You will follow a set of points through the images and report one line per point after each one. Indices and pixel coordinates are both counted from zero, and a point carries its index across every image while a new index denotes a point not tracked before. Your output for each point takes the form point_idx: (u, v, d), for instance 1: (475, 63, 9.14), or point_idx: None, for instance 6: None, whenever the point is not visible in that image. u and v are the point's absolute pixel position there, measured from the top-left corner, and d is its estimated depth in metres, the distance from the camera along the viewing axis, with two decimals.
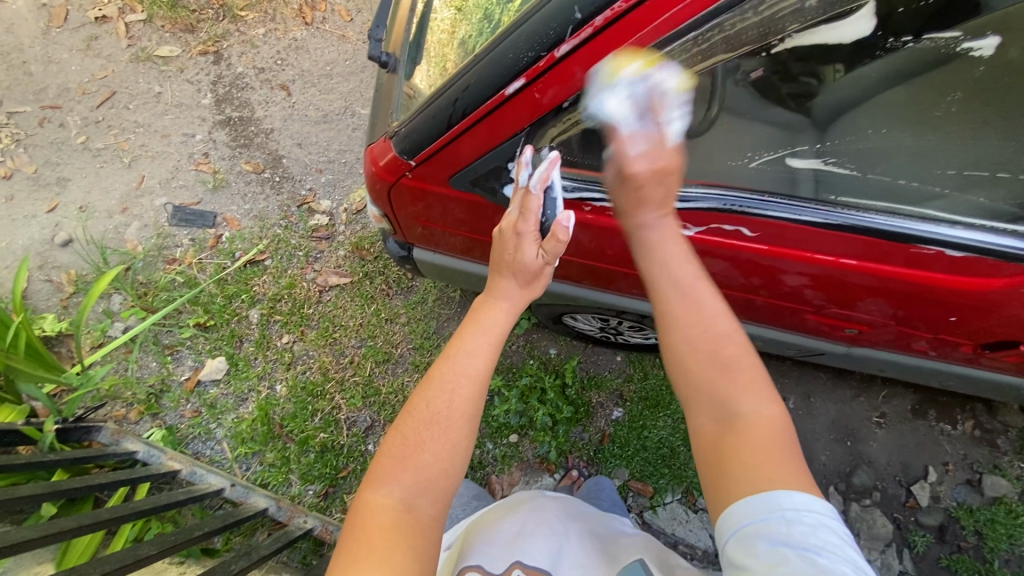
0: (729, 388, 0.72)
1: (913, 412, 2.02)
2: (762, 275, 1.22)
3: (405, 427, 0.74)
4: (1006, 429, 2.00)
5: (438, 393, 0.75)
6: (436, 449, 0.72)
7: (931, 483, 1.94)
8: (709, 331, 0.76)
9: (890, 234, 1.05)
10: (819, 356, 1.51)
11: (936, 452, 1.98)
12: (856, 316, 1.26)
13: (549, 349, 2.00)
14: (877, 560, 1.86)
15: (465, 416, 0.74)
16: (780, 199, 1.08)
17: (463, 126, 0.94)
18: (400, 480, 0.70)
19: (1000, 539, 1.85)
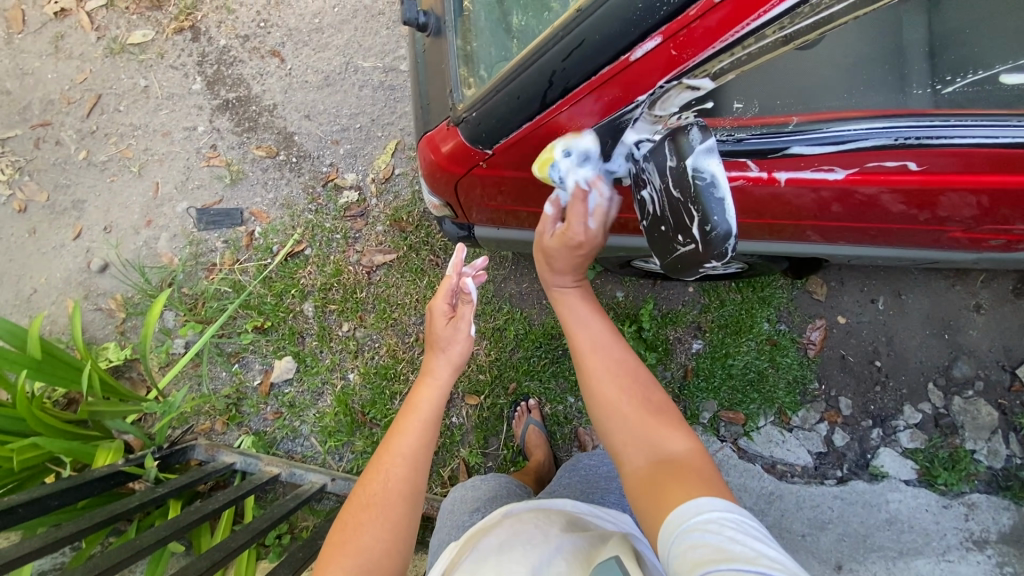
0: (657, 427, 0.82)
1: (1016, 292, 1.88)
2: (836, 193, 1.03)
3: (350, 512, 0.87)
4: None
5: (377, 477, 0.90)
6: (383, 528, 0.85)
7: None
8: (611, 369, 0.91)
9: None
10: (937, 262, 1.37)
11: None
12: (1011, 228, 1.12)
13: (615, 293, 1.90)
14: (983, 449, 1.79)
15: (401, 494, 0.89)
16: (969, 122, 0.89)
17: (563, 104, 0.78)
18: (344, 561, 0.80)
19: None
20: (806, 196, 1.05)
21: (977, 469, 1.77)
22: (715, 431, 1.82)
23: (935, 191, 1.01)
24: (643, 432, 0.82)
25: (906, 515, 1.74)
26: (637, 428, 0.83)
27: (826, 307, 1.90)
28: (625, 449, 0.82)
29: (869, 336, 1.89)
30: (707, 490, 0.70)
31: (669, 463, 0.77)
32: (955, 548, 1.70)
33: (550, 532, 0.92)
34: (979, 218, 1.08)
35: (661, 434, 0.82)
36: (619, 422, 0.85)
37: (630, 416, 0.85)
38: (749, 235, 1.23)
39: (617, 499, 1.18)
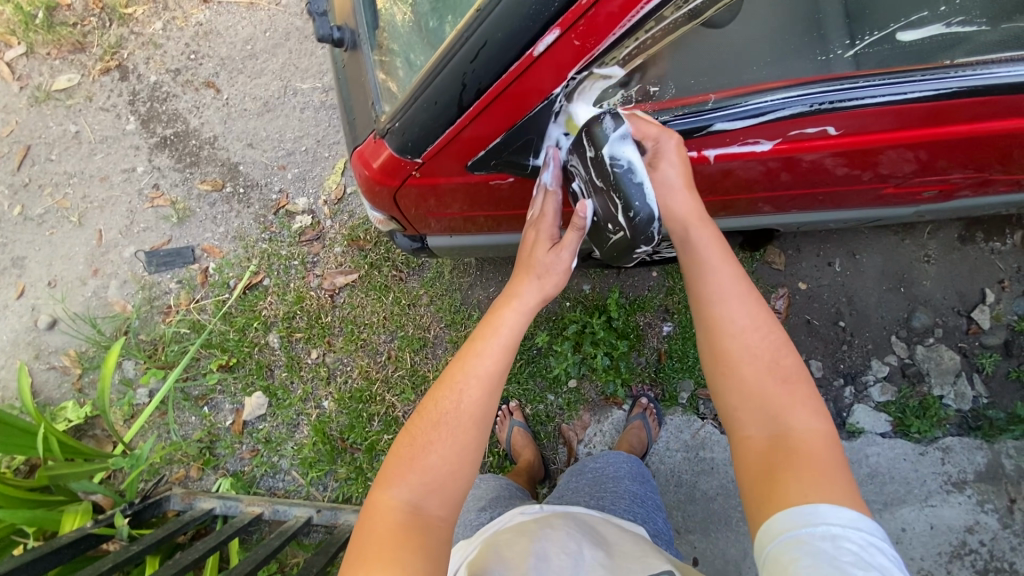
0: (784, 398, 0.71)
1: (961, 240, 1.96)
2: (782, 162, 1.05)
3: (416, 426, 0.77)
4: None
5: (446, 393, 0.77)
6: (446, 455, 0.74)
7: (990, 304, 1.91)
8: (743, 322, 0.75)
9: (1011, 89, 0.92)
10: (883, 220, 1.40)
11: (990, 271, 1.94)
12: (941, 178, 1.16)
13: (582, 286, 1.91)
14: (950, 394, 1.86)
15: (474, 419, 0.75)
16: (877, 82, 0.92)
17: (480, 105, 0.79)
18: (407, 480, 0.73)
19: None
20: (759, 166, 1.06)
21: (947, 413, 1.83)
22: (695, 410, 1.82)
23: (861, 152, 1.04)
24: (776, 407, 0.70)
25: (886, 467, 1.79)
26: (761, 399, 0.71)
27: (786, 276, 1.95)
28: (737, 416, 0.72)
29: (830, 298, 1.94)
30: (824, 483, 0.63)
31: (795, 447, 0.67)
32: (936, 493, 1.75)
33: (583, 537, 0.89)
34: (910, 171, 1.11)
35: (793, 412, 0.70)
36: (733, 391, 0.73)
37: (755, 382, 0.72)
38: None
39: (627, 505, 1.15)
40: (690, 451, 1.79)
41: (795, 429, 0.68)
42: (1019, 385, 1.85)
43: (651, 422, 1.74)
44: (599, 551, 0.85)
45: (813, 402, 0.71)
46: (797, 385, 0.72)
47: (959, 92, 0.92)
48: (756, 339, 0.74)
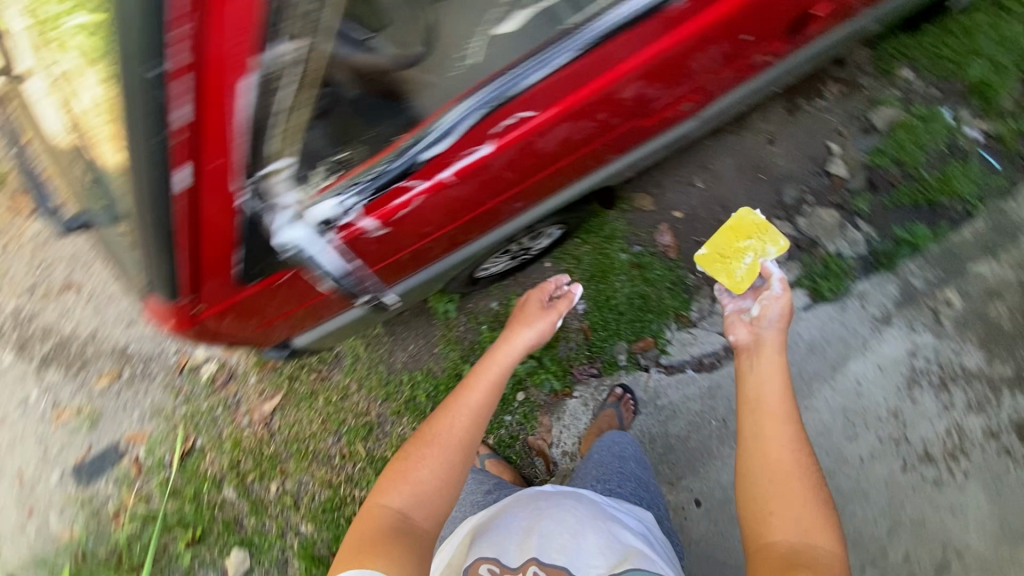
0: (813, 520, 0.94)
1: (790, 112, 2.13)
2: (516, 154, 1.11)
3: (416, 450, 1.07)
4: (859, 67, 2.18)
5: (443, 427, 1.10)
6: (429, 479, 1.04)
7: (838, 155, 2.09)
8: (783, 443, 1.03)
9: (649, 11, 0.99)
10: (670, 145, 1.48)
11: (826, 127, 2.12)
12: (674, 95, 1.24)
13: (490, 304, 1.94)
14: (844, 244, 1.98)
15: (460, 447, 1.08)
16: (532, 60, 0.98)
17: (185, 234, 0.88)
18: (400, 490, 1.02)
19: (914, 155, 2.06)
20: (528, 150, 1.12)
21: (850, 264, 1.95)
22: (637, 365, 1.92)
23: (575, 114, 1.11)
24: (792, 500, 0.97)
25: (823, 337, 1.88)
26: (796, 508, 0.96)
27: (659, 212, 2.05)
28: (771, 517, 0.96)
29: (707, 212, 2.05)
30: None
31: (803, 554, 0.91)
32: (871, 336, 1.86)
33: (583, 518, 1.13)
34: (637, 104, 1.19)
35: (800, 506, 0.96)
36: (760, 474, 1.01)
37: (792, 493, 0.97)
38: (497, 222, 1.33)
39: (632, 488, 1.45)
40: (649, 404, 1.87)
41: (818, 543, 0.92)
42: (895, 210, 2.02)
43: (624, 411, 1.83)
44: (603, 540, 1.07)
45: (819, 499, 0.97)
46: (816, 491, 0.98)
47: (642, 13, 0.99)
48: (781, 445, 1.03)
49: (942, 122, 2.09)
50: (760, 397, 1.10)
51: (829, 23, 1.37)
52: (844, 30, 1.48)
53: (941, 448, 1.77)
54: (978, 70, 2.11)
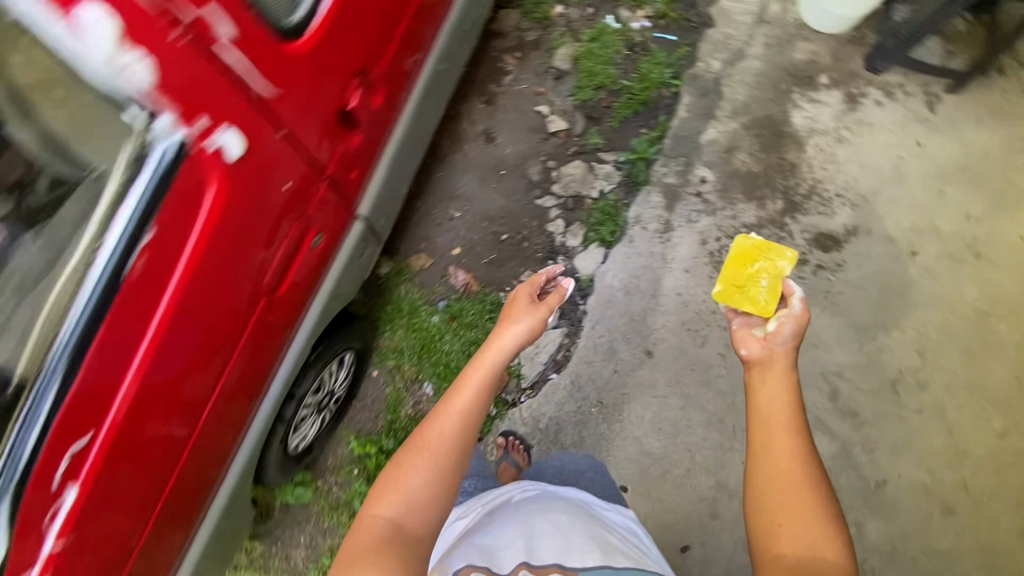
0: (817, 533, 0.96)
1: (489, 101, 2.20)
2: (121, 461, 1.05)
3: (407, 458, 1.06)
4: (519, 28, 2.25)
5: (431, 428, 1.09)
6: (422, 495, 1.03)
7: (549, 112, 2.18)
8: (790, 456, 1.04)
9: (103, 301, 0.89)
10: (331, 274, 1.40)
11: (526, 96, 2.20)
12: (260, 279, 1.16)
13: (345, 447, 1.86)
14: (599, 184, 2.08)
15: (451, 452, 1.07)
16: (24, 421, 0.89)
17: None
18: (394, 499, 1.02)
19: (605, 75, 2.18)
20: (227, 312, 1.12)
21: (614, 198, 2.05)
22: (506, 405, 1.88)
23: (147, 393, 1.03)
24: (801, 505, 0.99)
25: (630, 277, 1.95)
26: (804, 524, 0.97)
27: (439, 259, 2.04)
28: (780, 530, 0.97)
29: (478, 232, 2.08)
30: None
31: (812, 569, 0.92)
32: (666, 247, 1.95)
33: (576, 525, 1.16)
34: (220, 323, 1.11)
35: (806, 514, 0.98)
36: (772, 487, 1.02)
37: (796, 507, 0.99)
38: (205, 464, 1.28)
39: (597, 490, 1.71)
40: (538, 431, 1.85)
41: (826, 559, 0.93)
42: (619, 128, 2.14)
43: (517, 454, 1.81)
44: (588, 541, 1.11)
45: (824, 502, 1.00)
46: (817, 492, 1.01)
47: (103, 294, 0.89)
48: (788, 451, 1.04)
49: (612, 33, 2.22)
50: (768, 415, 1.10)
51: (400, 71, 1.46)
52: (421, 81, 1.61)
53: None
54: None
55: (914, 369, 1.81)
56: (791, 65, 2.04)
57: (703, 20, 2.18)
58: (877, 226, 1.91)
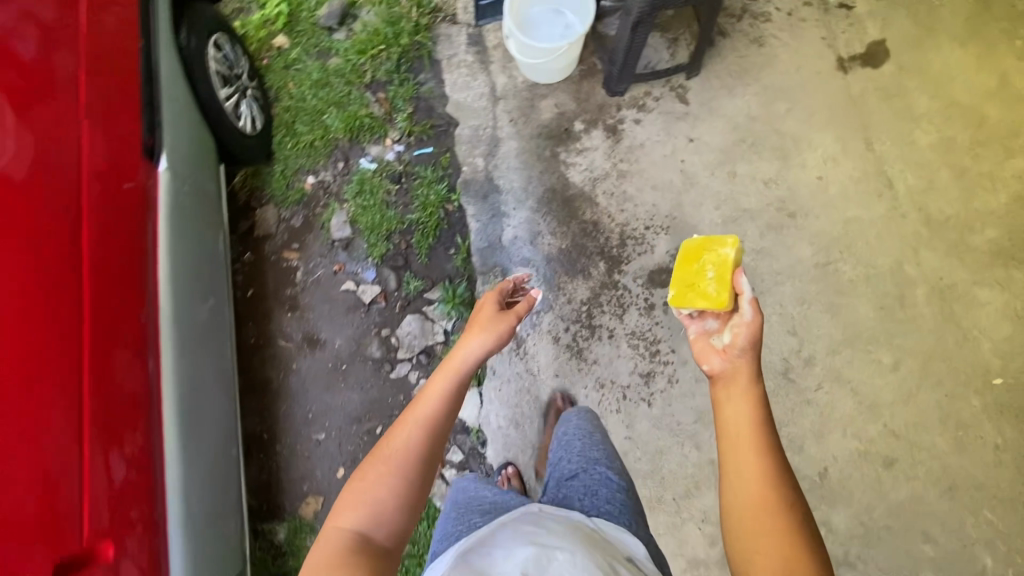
0: (798, 571, 0.81)
1: (292, 305, 2.04)
2: None
3: (370, 471, 0.96)
4: (281, 218, 2.10)
5: (397, 437, 0.98)
6: (386, 507, 0.93)
7: (356, 283, 2.06)
8: (764, 486, 0.88)
9: None
10: None
11: (324, 280, 2.06)
12: None
13: None
14: (438, 329, 2.00)
15: (421, 458, 0.97)
16: None
17: None
18: (354, 514, 0.92)
19: (388, 222, 2.09)
20: None
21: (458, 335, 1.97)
22: None
23: None
24: (774, 546, 0.83)
25: (512, 408, 1.86)
26: (781, 566, 0.82)
27: (329, 490, 1.90)
28: (751, 574, 0.83)
29: (351, 440, 1.94)
30: None
31: None
32: (527, 363, 1.87)
33: (563, 531, 0.93)
34: None
35: (780, 555, 0.83)
36: (745, 525, 0.86)
37: (768, 540, 0.84)
38: None
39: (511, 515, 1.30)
40: None
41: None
42: (428, 264, 2.06)
43: None
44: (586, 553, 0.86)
45: (807, 544, 0.83)
46: (797, 524, 0.85)
47: None
48: (757, 477, 0.88)
49: (372, 177, 2.13)
50: (744, 428, 0.92)
51: (129, 341, 1.21)
52: (164, 334, 1.33)
53: (645, 361, 1.83)
54: (338, 123, 2.15)
55: (794, 350, 1.81)
56: (544, 129, 2.01)
57: (446, 122, 2.12)
58: (695, 236, 1.91)
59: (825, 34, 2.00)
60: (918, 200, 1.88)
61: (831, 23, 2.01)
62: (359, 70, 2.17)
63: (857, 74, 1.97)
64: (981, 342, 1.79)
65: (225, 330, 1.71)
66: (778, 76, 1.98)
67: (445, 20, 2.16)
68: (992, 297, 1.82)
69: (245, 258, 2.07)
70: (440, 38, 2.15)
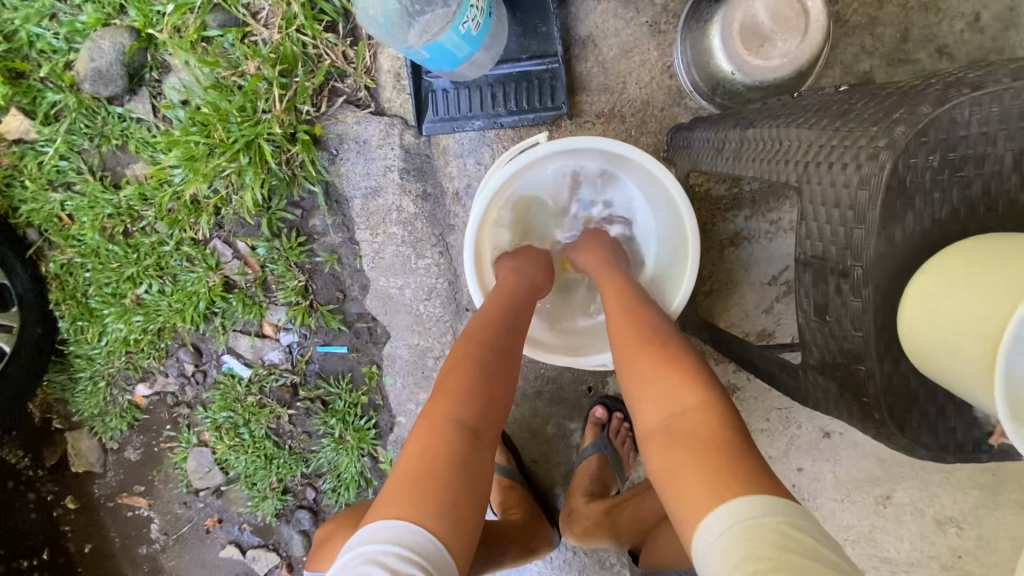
0: (693, 372, 0.62)
1: (152, 568, 1.37)
2: None
3: (462, 334, 0.72)
4: (104, 450, 1.28)
5: (491, 293, 0.78)
6: (498, 403, 0.67)
7: (241, 546, 1.34)
8: (651, 307, 0.73)
9: None
10: None
11: (193, 537, 1.35)
12: None
13: None
14: None
15: (508, 319, 0.75)
16: None
17: None
18: (451, 388, 0.65)
19: (276, 469, 1.26)
20: None
21: None
22: None
23: None
24: (656, 386, 0.62)
25: None
26: (681, 376, 0.62)
27: None
28: (637, 404, 0.64)
29: None
30: (733, 486, 0.51)
31: (704, 438, 0.56)
32: None
33: None
34: None
35: (667, 374, 0.63)
36: (621, 368, 0.67)
37: (648, 361, 0.65)
38: None
39: None
40: None
41: (706, 401, 0.59)
42: None
43: None
44: None
45: (699, 373, 0.62)
46: (706, 369, 0.63)
47: None
48: (627, 323, 0.71)
49: (243, 398, 1.21)
50: (613, 276, 0.78)
51: None
52: None
53: None
54: (166, 303, 1.14)
55: None
56: (548, 384, 1.07)
57: (367, 321, 1.12)
58: None
59: None
60: None
61: None
62: (189, 201, 1.07)
63: None
64: None
65: None
66: None
67: (350, 103, 1.01)
68: None
69: (67, 503, 1.33)
70: (347, 145, 1.02)
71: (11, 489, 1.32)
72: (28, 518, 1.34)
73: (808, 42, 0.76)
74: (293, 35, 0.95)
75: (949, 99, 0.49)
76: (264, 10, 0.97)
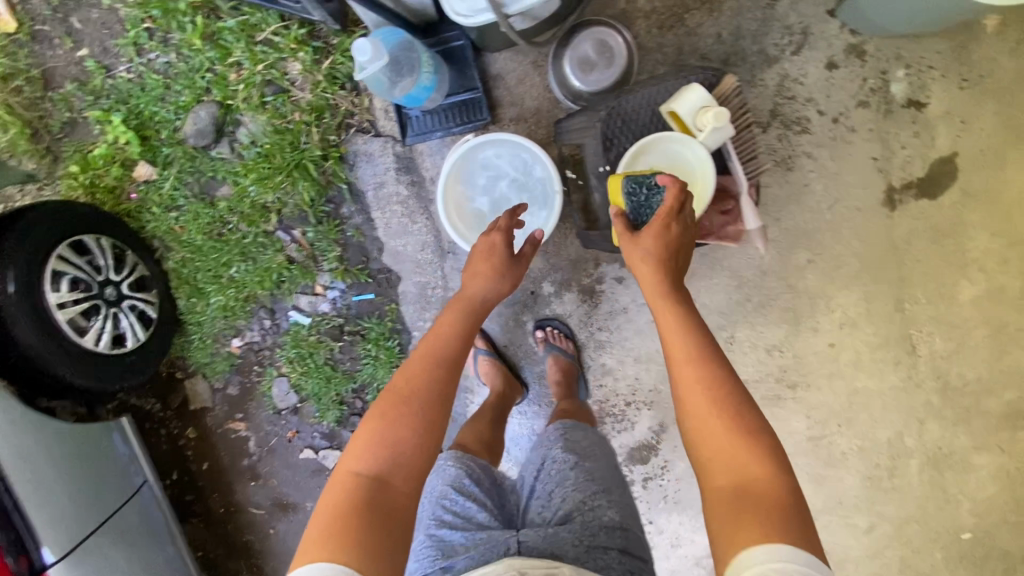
0: (753, 444, 0.85)
1: (252, 474, 1.92)
2: None
3: (386, 404, 0.99)
4: (213, 389, 1.85)
5: (419, 376, 1.03)
6: (403, 455, 0.95)
7: (312, 449, 1.88)
8: (718, 364, 0.92)
9: None
10: None
11: (278, 448, 1.90)
12: None
13: None
14: None
15: (440, 401, 1.01)
16: None
17: None
18: (375, 454, 0.95)
19: (331, 386, 1.79)
20: None
21: None
22: None
23: None
24: (723, 448, 0.85)
25: None
26: (740, 440, 0.85)
27: None
28: (709, 464, 0.86)
29: None
30: (782, 533, 0.75)
31: (759, 497, 0.80)
32: None
33: None
34: None
35: (732, 431, 0.86)
36: (692, 421, 0.90)
37: (721, 422, 0.87)
38: None
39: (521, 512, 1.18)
40: None
41: (763, 473, 0.82)
42: None
43: None
44: None
45: (756, 445, 0.84)
46: (763, 433, 0.86)
47: None
48: (698, 381, 0.91)
49: (306, 335, 1.77)
50: (690, 331, 0.96)
51: None
52: None
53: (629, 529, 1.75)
54: (249, 277, 1.70)
55: None
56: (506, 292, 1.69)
57: (385, 271, 1.69)
58: None
59: (878, 151, 1.49)
60: (939, 366, 1.63)
61: (890, 132, 1.49)
62: (261, 207, 1.64)
63: (907, 209, 1.53)
64: (961, 505, 1.69)
65: (165, 530, 1.66)
66: (804, 214, 1.53)
67: (359, 131, 1.59)
68: (989, 462, 1.67)
69: (189, 433, 1.89)
70: (360, 158, 1.60)
71: (148, 428, 1.88)
72: (162, 449, 1.90)
73: (617, 67, 1.39)
74: (319, 94, 1.54)
75: (625, 95, 1.21)
76: (299, 80, 1.55)
